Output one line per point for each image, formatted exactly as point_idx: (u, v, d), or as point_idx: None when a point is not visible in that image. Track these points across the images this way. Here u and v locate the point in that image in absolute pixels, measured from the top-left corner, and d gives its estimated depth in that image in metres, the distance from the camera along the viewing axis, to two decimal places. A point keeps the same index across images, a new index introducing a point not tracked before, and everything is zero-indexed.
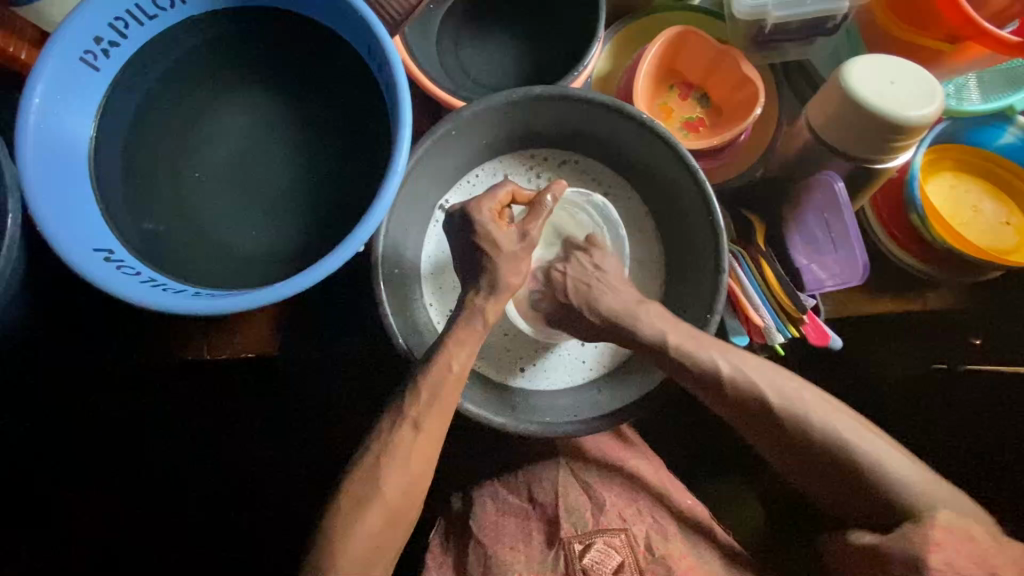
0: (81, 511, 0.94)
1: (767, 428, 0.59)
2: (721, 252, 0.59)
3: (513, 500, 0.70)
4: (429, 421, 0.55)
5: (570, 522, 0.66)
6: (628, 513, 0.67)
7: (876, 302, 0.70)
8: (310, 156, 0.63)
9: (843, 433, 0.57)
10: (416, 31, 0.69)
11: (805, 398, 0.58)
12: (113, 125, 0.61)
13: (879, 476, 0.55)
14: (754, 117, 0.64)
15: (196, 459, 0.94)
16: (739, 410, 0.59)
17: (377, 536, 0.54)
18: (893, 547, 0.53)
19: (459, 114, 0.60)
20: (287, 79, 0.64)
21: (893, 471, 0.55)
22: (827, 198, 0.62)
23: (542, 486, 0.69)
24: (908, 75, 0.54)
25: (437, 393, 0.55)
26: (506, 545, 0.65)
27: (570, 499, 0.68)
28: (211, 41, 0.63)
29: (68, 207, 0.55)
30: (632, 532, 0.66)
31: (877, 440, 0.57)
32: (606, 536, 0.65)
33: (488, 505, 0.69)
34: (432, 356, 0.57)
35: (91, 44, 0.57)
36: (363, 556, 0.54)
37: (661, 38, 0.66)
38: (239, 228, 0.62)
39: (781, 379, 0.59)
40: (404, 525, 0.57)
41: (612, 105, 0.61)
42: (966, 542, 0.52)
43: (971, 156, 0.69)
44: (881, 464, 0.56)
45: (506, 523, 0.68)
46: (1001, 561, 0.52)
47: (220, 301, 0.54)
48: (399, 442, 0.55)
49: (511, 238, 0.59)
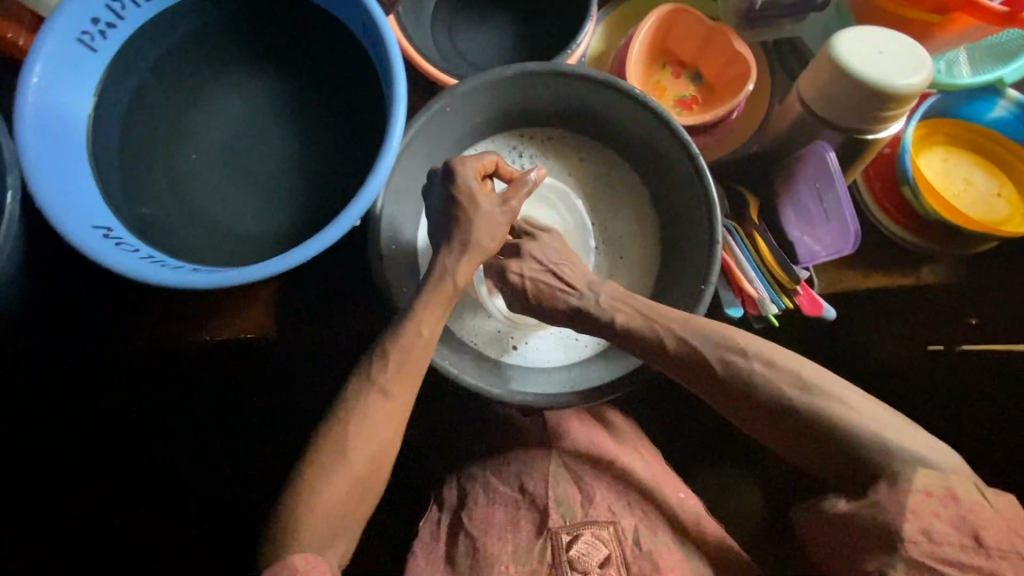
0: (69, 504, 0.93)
1: (728, 391, 0.56)
2: (714, 225, 0.60)
3: (503, 489, 0.69)
4: (396, 387, 0.56)
5: (559, 512, 0.66)
6: (617, 507, 0.67)
7: (867, 278, 0.70)
8: (305, 135, 0.64)
9: (802, 387, 0.53)
10: (411, 14, 0.70)
11: (762, 355, 0.54)
12: (110, 108, 0.62)
13: (854, 440, 0.50)
14: (746, 92, 0.65)
15: (189, 448, 0.94)
16: (693, 370, 0.57)
17: (344, 501, 0.55)
18: (866, 514, 0.48)
19: (453, 91, 0.61)
20: (282, 59, 0.64)
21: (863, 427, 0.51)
22: (820, 168, 0.62)
23: (533, 477, 0.69)
24: (895, 45, 0.55)
25: (405, 357, 0.57)
26: (494, 536, 0.66)
27: (559, 490, 0.67)
28: (207, 23, 0.64)
29: (66, 186, 0.56)
30: (620, 526, 0.66)
31: (840, 388, 0.53)
32: (594, 528, 0.65)
33: (479, 498, 0.69)
34: (399, 325, 0.58)
35: (89, 26, 0.58)
36: (330, 521, 0.54)
37: (652, 15, 0.66)
38: (236, 208, 0.63)
39: (731, 341, 0.56)
40: (374, 492, 0.57)
41: (603, 80, 0.62)
42: (947, 505, 0.47)
43: (962, 129, 0.70)
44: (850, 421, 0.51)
45: (495, 515, 0.67)
46: (991, 526, 0.46)
47: (218, 275, 0.55)
48: (369, 410, 0.56)
49: (492, 201, 0.60)
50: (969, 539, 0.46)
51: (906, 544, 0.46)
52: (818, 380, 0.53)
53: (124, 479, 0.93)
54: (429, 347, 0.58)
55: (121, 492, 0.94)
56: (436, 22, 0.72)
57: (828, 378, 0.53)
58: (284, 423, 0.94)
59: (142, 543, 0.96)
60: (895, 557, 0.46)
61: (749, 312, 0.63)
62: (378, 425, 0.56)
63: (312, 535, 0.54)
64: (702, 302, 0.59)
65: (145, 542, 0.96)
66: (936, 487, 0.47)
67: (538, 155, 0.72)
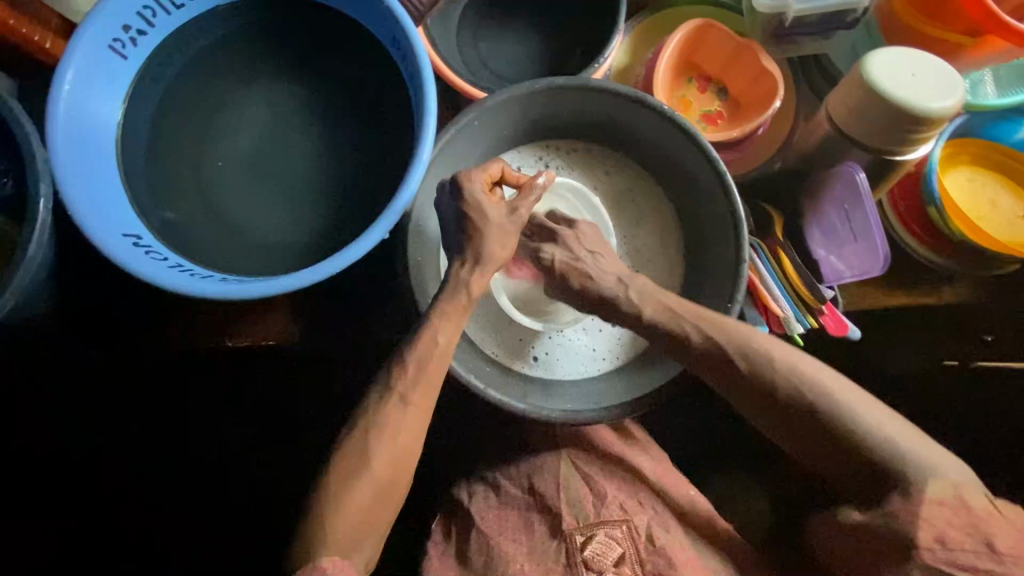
0: (83, 503, 0.93)
1: (751, 394, 0.56)
2: (742, 242, 0.60)
3: (514, 488, 0.69)
4: (417, 394, 0.56)
5: (572, 514, 0.66)
6: (630, 505, 0.67)
7: (890, 296, 0.70)
8: (331, 144, 0.64)
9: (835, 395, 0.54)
10: (437, 25, 0.70)
11: (798, 362, 0.55)
12: (137, 115, 0.62)
13: (877, 451, 0.52)
14: (773, 109, 0.65)
15: (192, 451, 0.94)
16: (716, 372, 0.57)
17: (367, 508, 0.55)
18: (879, 526, 0.51)
19: (482, 104, 0.61)
20: (309, 68, 0.65)
21: (887, 437, 0.52)
22: (849, 188, 0.63)
23: (544, 478, 0.68)
24: (928, 68, 0.55)
25: (427, 371, 0.56)
26: (508, 537, 0.66)
27: (571, 492, 0.67)
28: (234, 31, 0.64)
29: (96, 194, 0.56)
30: (633, 523, 0.66)
31: (863, 399, 0.54)
32: (607, 528, 0.65)
33: (490, 501, 0.69)
34: (421, 337, 0.57)
35: (119, 33, 0.58)
36: (354, 526, 0.55)
37: (681, 30, 0.66)
38: (262, 215, 0.63)
39: (758, 344, 0.56)
40: (395, 499, 0.57)
41: (632, 96, 0.62)
42: (960, 512, 0.50)
43: (988, 150, 0.70)
44: (871, 430, 0.53)
45: (508, 516, 0.68)
46: (1000, 530, 0.49)
47: (248, 286, 0.55)
48: (389, 418, 0.55)
49: (500, 211, 0.58)
50: (983, 547, 0.49)
51: (920, 552, 0.49)
52: (847, 390, 0.54)
53: (138, 480, 0.94)
54: (445, 357, 0.57)
55: (134, 492, 0.94)
56: (462, 33, 0.72)
57: (854, 389, 0.55)
58: (297, 426, 0.94)
59: (144, 546, 0.95)
60: (911, 563, 0.50)
61: (773, 331, 0.63)
62: (400, 431, 0.55)
63: (337, 538, 0.54)
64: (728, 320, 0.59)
65: (146, 546, 0.95)
66: (949, 499, 0.50)
67: (563, 166, 0.71)
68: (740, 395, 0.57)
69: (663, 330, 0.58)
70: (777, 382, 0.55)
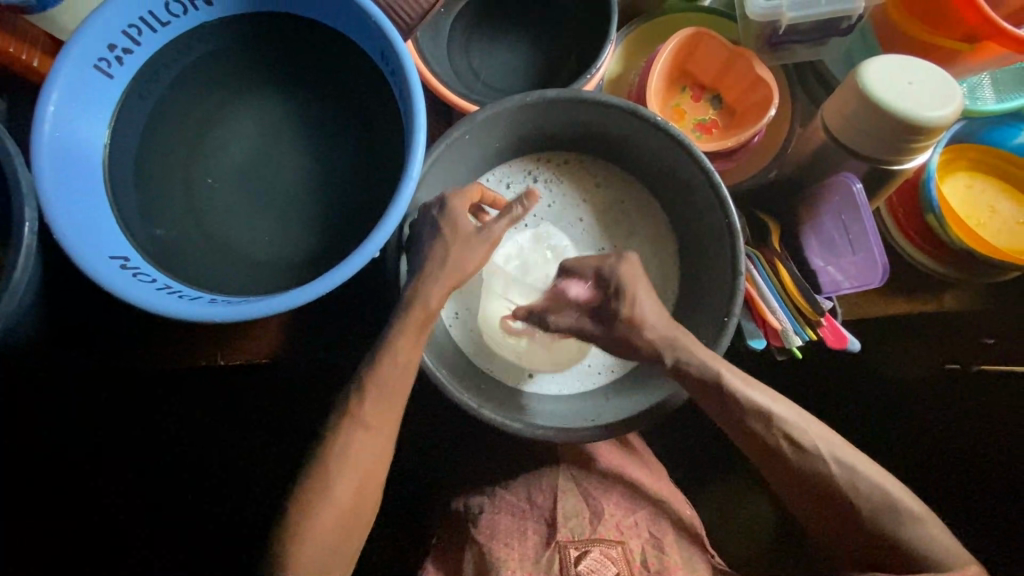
0: (71, 523, 0.91)
1: (795, 477, 0.58)
2: (739, 254, 0.59)
3: (512, 498, 0.67)
4: (375, 417, 0.55)
5: (568, 527, 0.64)
6: (626, 526, 0.65)
7: (892, 303, 0.69)
8: (322, 161, 0.63)
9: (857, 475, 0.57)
10: (428, 37, 0.70)
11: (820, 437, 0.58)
12: (125, 133, 0.61)
13: (904, 538, 0.56)
14: (768, 118, 0.64)
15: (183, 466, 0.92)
16: (766, 456, 0.59)
17: (332, 539, 0.54)
18: None
19: (472, 119, 0.60)
20: (298, 83, 0.64)
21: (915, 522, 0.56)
22: (845, 198, 0.61)
23: (541, 490, 0.67)
24: (924, 76, 0.54)
25: (388, 393, 0.55)
26: (501, 542, 0.63)
27: (568, 506, 0.65)
28: (222, 47, 0.63)
29: (81, 216, 0.55)
30: (628, 546, 0.63)
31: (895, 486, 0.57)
32: (602, 546, 0.62)
33: (485, 506, 0.67)
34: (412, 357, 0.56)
35: (105, 52, 0.57)
36: (319, 556, 0.54)
37: (673, 39, 0.65)
38: (253, 234, 0.62)
39: (813, 425, 0.58)
40: (361, 529, 0.56)
41: (625, 108, 0.61)
42: None
43: (987, 156, 0.69)
44: (905, 514, 0.56)
45: (501, 522, 0.65)
46: None
47: (237, 308, 0.54)
48: (348, 443, 0.55)
49: (471, 224, 0.58)
50: None
51: None
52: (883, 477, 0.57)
53: (127, 497, 0.92)
54: (408, 371, 0.56)
55: (123, 509, 0.92)
56: (453, 44, 0.71)
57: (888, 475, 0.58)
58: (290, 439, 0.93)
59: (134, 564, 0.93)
60: None
61: (772, 344, 0.62)
62: (363, 454, 0.55)
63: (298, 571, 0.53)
64: (726, 333, 0.58)
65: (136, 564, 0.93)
66: None
67: (554, 178, 0.71)
68: (778, 475, 0.59)
69: (713, 382, 0.57)
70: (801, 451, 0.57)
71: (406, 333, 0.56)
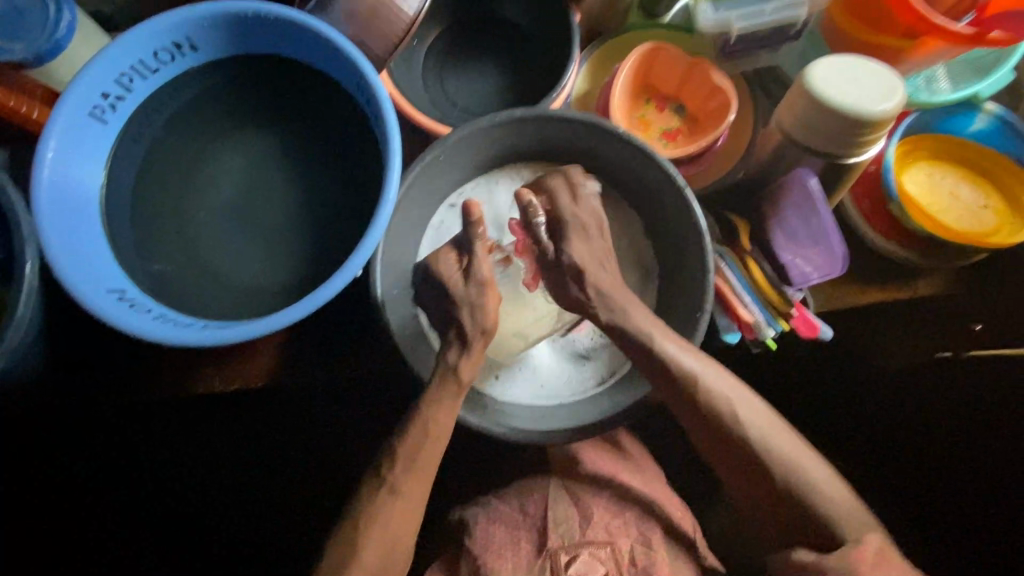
0: (81, 554, 0.94)
1: (724, 445, 0.60)
2: (706, 255, 0.62)
3: (506, 509, 0.68)
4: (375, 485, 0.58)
5: (558, 532, 0.64)
6: (615, 527, 0.65)
7: (865, 293, 0.71)
8: (306, 188, 0.66)
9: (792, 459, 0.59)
10: (402, 67, 0.74)
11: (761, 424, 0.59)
12: (120, 174, 0.64)
13: (818, 504, 0.58)
14: (728, 122, 0.67)
15: (186, 492, 0.95)
16: (699, 422, 0.61)
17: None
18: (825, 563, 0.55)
19: (444, 141, 0.63)
20: (283, 118, 0.67)
21: (825, 490, 0.58)
22: (802, 194, 0.65)
23: (533, 498, 0.67)
24: (867, 73, 0.57)
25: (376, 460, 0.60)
26: (494, 552, 0.64)
27: (558, 512, 0.66)
28: (210, 88, 0.67)
29: (80, 253, 0.59)
30: (617, 546, 0.64)
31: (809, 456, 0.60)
32: (592, 548, 0.63)
33: (479, 518, 0.67)
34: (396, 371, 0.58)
35: (99, 100, 0.61)
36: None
37: (632, 54, 0.69)
38: (243, 262, 0.65)
39: (743, 396, 0.60)
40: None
41: (590, 122, 0.64)
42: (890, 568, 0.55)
43: (944, 144, 0.71)
44: (816, 484, 0.58)
45: (495, 532, 0.65)
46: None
47: (227, 332, 0.57)
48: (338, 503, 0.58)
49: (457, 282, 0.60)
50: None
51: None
52: (802, 450, 0.60)
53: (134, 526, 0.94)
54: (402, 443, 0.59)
55: (131, 538, 0.95)
56: (426, 73, 0.76)
57: (806, 448, 0.60)
58: (289, 459, 0.95)
59: None
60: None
61: (746, 336, 0.64)
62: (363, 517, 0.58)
63: None
64: (699, 328, 0.62)
65: None
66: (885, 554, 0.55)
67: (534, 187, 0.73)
68: (713, 447, 0.61)
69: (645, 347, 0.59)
70: (742, 432, 0.59)
71: (454, 352, 0.60)
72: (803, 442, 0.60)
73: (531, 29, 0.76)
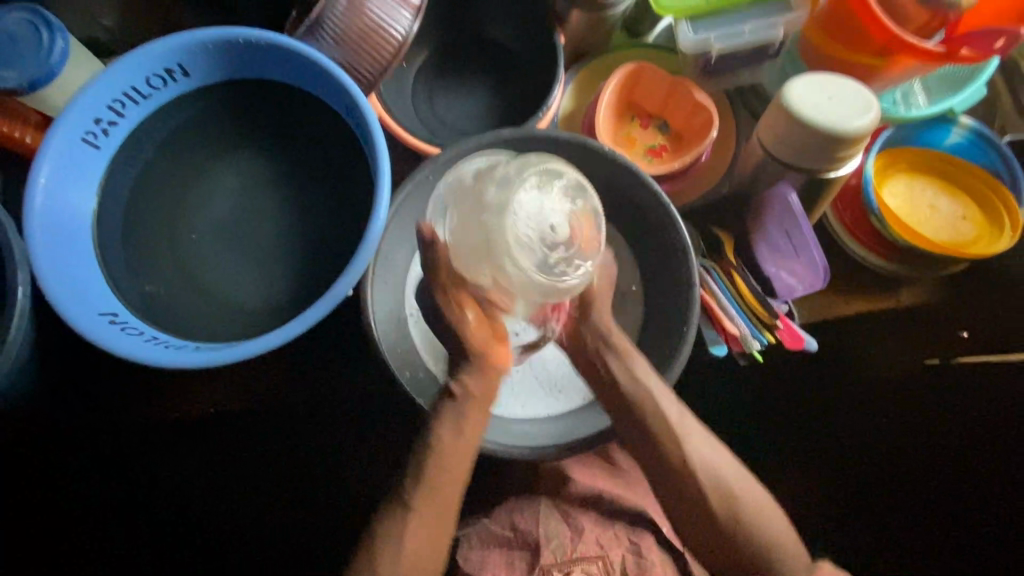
0: None
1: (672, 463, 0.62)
2: (689, 267, 0.64)
3: (496, 529, 0.67)
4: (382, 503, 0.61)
5: (550, 549, 0.64)
6: (605, 540, 0.66)
7: (850, 303, 0.72)
8: (298, 209, 0.67)
9: (758, 512, 0.62)
10: (392, 89, 0.76)
11: (728, 472, 0.63)
12: (112, 198, 0.65)
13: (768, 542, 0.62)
14: (710, 139, 0.69)
15: None
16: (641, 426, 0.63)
17: None
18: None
19: (434, 161, 0.64)
20: (274, 140, 0.69)
21: (763, 521, 0.62)
22: (782, 209, 0.67)
23: (523, 516, 0.67)
24: (842, 92, 0.59)
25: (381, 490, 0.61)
26: None
27: (550, 528, 0.66)
28: (201, 111, 0.68)
29: (72, 278, 0.59)
30: (609, 559, 0.65)
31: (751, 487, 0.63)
32: (584, 564, 0.64)
33: (472, 540, 0.67)
34: None
35: (92, 126, 0.62)
36: None
37: (617, 74, 0.71)
38: (235, 282, 0.66)
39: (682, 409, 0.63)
40: None
41: (574, 142, 0.66)
42: None
43: (922, 157, 0.73)
44: (762, 520, 0.62)
45: (490, 556, 0.65)
46: None
47: (220, 353, 0.57)
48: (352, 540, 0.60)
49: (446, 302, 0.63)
50: None
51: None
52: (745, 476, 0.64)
53: None
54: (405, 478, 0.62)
55: None
56: (416, 95, 0.77)
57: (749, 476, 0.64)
58: None
59: None
60: None
61: (733, 349, 0.65)
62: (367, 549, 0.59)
63: None
64: (687, 341, 0.64)
65: None
66: None
67: None
68: (652, 460, 0.64)
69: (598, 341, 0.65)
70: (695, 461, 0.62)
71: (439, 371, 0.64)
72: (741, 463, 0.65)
73: (517, 49, 0.77)
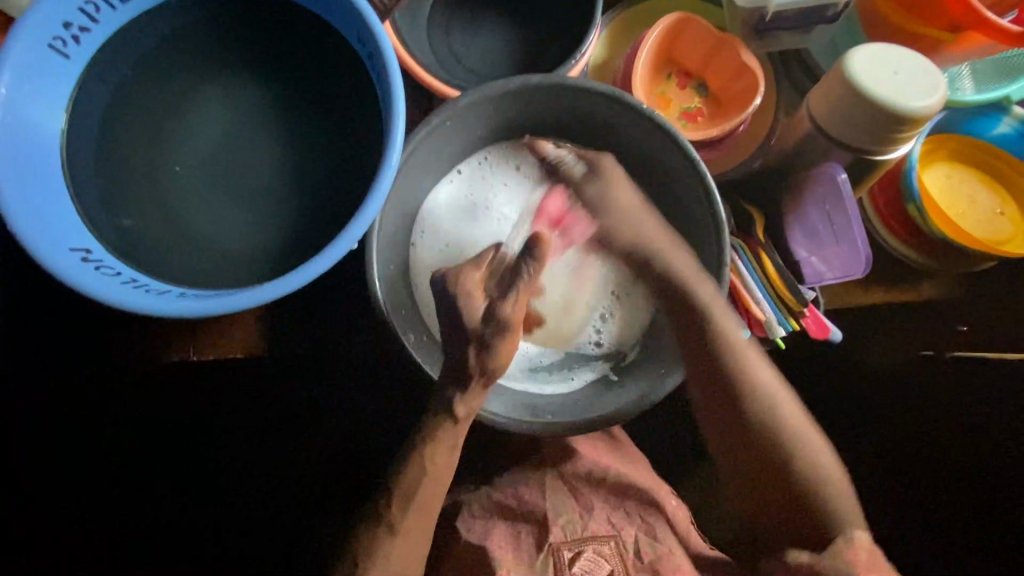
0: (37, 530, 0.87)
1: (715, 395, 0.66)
2: (724, 244, 0.59)
3: (500, 500, 0.66)
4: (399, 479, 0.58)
5: (560, 526, 0.63)
6: (617, 518, 0.65)
7: (872, 291, 0.70)
8: (298, 147, 0.60)
9: (805, 448, 0.66)
10: (407, 19, 0.67)
11: (781, 405, 0.66)
12: (84, 118, 0.57)
13: (813, 476, 0.66)
14: (754, 107, 0.63)
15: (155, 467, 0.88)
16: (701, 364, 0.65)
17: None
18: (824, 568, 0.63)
19: (453, 106, 0.58)
20: (269, 65, 0.61)
21: (804, 448, 0.66)
22: (828, 189, 0.62)
23: (529, 488, 0.66)
24: (909, 67, 0.54)
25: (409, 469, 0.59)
26: (495, 547, 0.62)
27: (557, 502, 0.65)
28: (189, 25, 0.59)
29: (35, 207, 0.52)
30: (621, 539, 0.64)
31: (799, 419, 0.67)
32: (595, 544, 0.62)
33: (475, 511, 0.66)
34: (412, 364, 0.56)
35: (61, 30, 0.53)
36: None
37: (660, 24, 0.64)
38: (224, 224, 0.59)
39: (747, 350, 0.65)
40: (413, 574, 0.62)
41: (609, 96, 0.59)
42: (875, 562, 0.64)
43: (968, 146, 0.69)
44: (808, 455, 0.66)
45: (495, 527, 0.64)
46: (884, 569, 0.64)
47: (207, 304, 0.52)
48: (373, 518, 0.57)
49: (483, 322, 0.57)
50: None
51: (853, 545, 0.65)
52: (789, 408, 0.67)
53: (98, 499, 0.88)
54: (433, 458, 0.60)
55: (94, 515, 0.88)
56: (433, 28, 0.69)
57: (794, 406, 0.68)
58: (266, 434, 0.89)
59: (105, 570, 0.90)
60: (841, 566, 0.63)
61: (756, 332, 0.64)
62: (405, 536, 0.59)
63: None
64: (710, 323, 0.59)
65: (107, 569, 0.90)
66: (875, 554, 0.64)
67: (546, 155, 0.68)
68: (708, 396, 0.66)
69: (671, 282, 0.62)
70: (753, 406, 0.66)
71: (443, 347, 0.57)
72: (796, 400, 0.68)
73: None
